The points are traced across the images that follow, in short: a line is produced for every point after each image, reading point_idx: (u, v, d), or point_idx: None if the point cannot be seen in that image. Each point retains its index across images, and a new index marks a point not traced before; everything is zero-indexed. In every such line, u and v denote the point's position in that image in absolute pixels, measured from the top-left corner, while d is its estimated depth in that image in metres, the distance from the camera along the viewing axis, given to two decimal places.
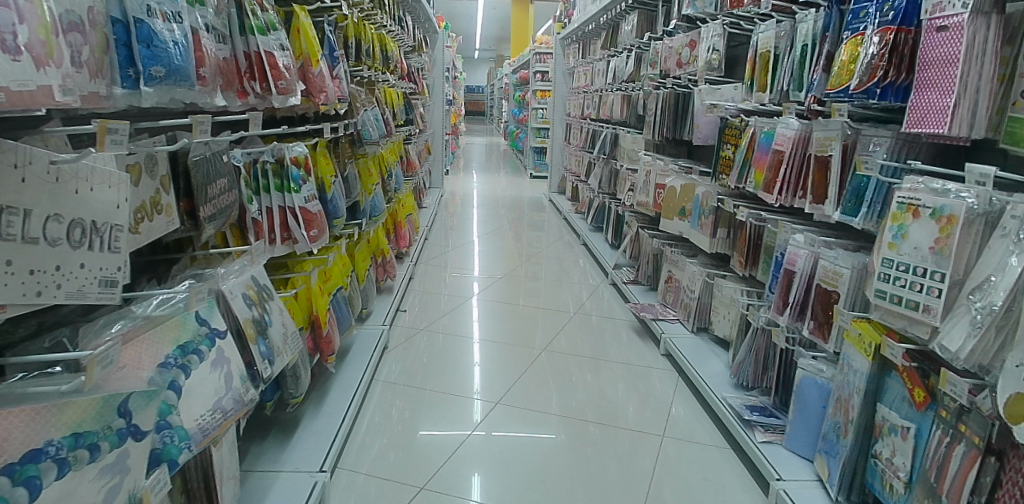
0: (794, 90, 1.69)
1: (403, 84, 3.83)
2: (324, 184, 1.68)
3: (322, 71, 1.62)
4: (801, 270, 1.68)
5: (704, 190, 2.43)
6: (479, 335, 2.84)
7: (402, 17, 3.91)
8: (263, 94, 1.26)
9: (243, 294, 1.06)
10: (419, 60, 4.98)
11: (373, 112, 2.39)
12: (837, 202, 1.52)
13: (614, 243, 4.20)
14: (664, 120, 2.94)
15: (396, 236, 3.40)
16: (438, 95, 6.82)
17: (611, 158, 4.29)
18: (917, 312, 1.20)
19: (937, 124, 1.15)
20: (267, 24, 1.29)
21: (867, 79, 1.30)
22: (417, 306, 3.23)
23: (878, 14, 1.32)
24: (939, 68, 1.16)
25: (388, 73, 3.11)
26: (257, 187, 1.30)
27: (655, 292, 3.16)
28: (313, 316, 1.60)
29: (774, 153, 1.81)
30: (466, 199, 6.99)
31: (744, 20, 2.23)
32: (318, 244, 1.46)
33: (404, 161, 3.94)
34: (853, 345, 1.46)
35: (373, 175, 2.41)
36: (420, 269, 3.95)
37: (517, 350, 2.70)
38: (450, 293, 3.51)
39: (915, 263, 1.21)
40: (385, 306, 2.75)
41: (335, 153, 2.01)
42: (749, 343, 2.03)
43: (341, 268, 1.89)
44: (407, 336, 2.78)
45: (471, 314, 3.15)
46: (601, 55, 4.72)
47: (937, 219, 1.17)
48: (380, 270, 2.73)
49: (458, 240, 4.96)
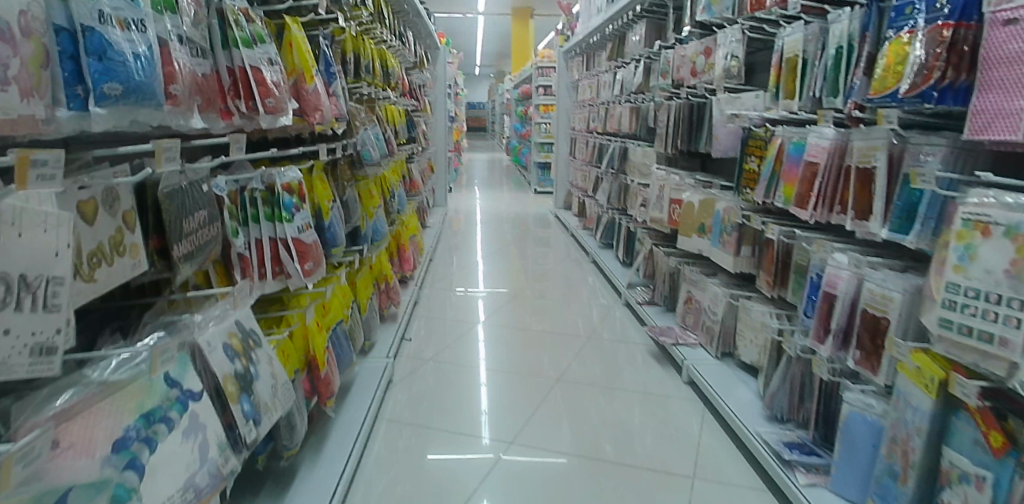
0: (828, 96, 1.56)
1: (405, 101, 3.74)
2: (321, 210, 1.55)
3: (317, 88, 1.49)
4: (843, 294, 1.55)
5: (726, 206, 2.30)
6: (487, 366, 2.68)
7: (404, 33, 3.84)
8: (250, 113, 1.13)
9: (225, 345, 0.94)
10: (421, 76, 4.90)
11: (373, 130, 2.27)
12: (884, 218, 1.38)
13: (626, 260, 4.06)
14: (679, 132, 2.82)
15: (400, 260, 3.27)
16: (440, 112, 6.74)
17: (620, 173, 4.17)
18: (993, 345, 1.05)
19: (1006, 130, 1.01)
20: (255, 36, 1.17)
21: (922, 81, 1.16)
22: (422, 334, 3.08)
23: (927, 10, 1.19)
24: (1006, 67, 1.02)
25: (389, 90, 3.01)
26: (245, 218, 1.18)
27: (672, 313, 3.01)
28: (310, 357, 1.47)
29: (806, 165, 1.68)
30: (471, 216, 6.87)
31: (766, 24, 2.11)
32: (314, 278, 1.32)
33: (406, 181, 3.83)
34: (910, 380, 1.31)
35: (375, 197, 2.29)
36: (425, 293, 3.82)
37: (528, 380, 2.54)
38: (456, 319, 3.36)
39: (987, 289, 1.06)
40: (389, 336, 2.62)
41: (332, 176, 1.88)
42: (783, 372, 1.89)
43: (341, 300, 1.77)
44: (411, 368, 2.63)
45: (478, 342, 3.00)
46: (608, 66, 4.61)
47: (1013, 238, 1.03)
48: (384, 296, 2.59)
49: (463, 260, 4.83)
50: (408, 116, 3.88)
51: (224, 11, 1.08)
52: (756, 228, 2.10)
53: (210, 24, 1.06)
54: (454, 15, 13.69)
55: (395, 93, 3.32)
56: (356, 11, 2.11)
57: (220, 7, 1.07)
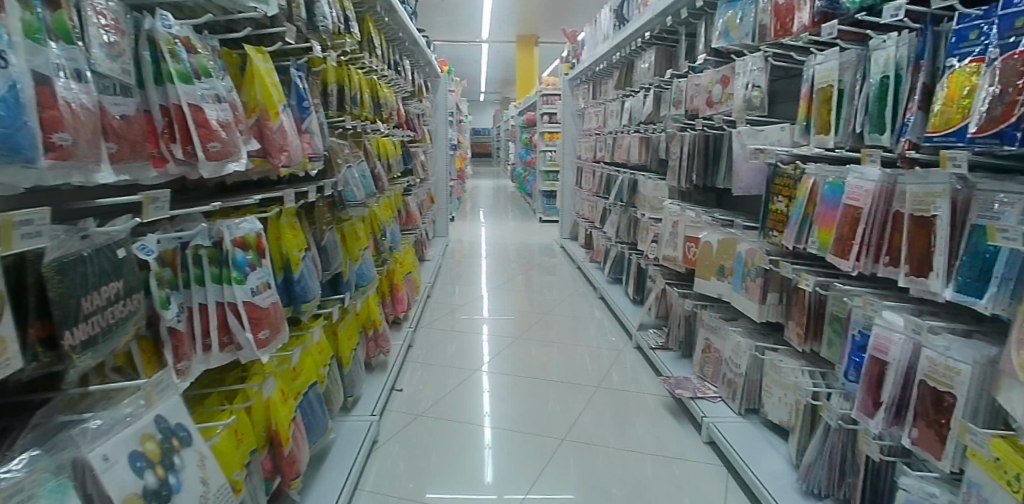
0: (871, 132, 1.41)
1: (401, 132, 3.63)
2: (290, 262, 1.51)
3: (285, 125, 1.40)
4: (896, 360, 1.36)
5: (749, 248, 2.13)
6: (486, 422, 2.47)
7: (400, 62, 3.76)
8: (188, 159, 1.00)
9: (134, 453, 0.80)
10: (419, 106, 4.79)
11: (358, 168, 2.25)
12: (947, 276, 1.19)
13: (636, 298, 3.85)
14: (693, 165, 2.66)
15: (392, 300, 3.18)
16: (442, 142, 6.65)
17: (629, 205, 4.01)
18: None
19: None
20: (198, 68, 1.05)
21: (1001, 119, 0.97)
22: (416, 382, 2.88)
23: (1001, 34, 1.00)
24: None
25: (381, 122, 2.89)
26: (186, 279, 1.09)
27: (688, 360, 2.80)
28: (271, 432, 1.38)
29: (845, 209, 1.53)
30: (473, 247, 6.72)
31: (794, 51, 1.97)
32: (269, 348, 1.22)
33: (401, 215, 3.70)
34: (985, 472, 1.11)
35: (362, 237, 2.27)
36: (420, 334, 3.62)
37: (530, 439, 2.32)
38: (452, 364, 3.15)
39: None
40: (376, 391, 2.48)
41: (310, 220, 1.87)
42: (821, 441, 1.68)
43: (313, 359, 1.73)
44: (401, 425, 2.42)
45: (478, 391, 2.78)
46: (615, 94, 4.48)
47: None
48: (372, 344, 2.61)
49: (466, 293, 4.65)
50: (404, 148, 3.77)
51: (156, 39, 0.96)
52: (786, 276, 1.92)
53: (139, 56, 0.93)
54: (460, 42, 13.78)
55: (389, 124, 3.21)
56: (337, 40, 2.01)
57: (152, 35, 0.96)
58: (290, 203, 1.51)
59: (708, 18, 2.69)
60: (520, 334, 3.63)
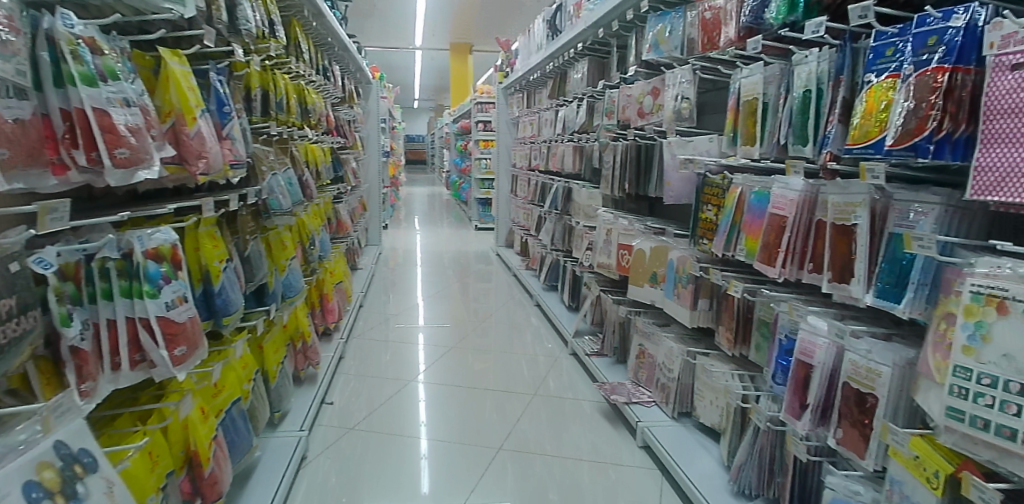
0: (794, 144, 1.46)
1: (330, 137, 3.48)
2: (209, 274, 1.40)
3: (203, 131, 1.33)
4: (821, 364, 1.41)
5: (680, 255, 2.18)
6: (421, 433, 2.37)
7: (329, 67, 3.60)
8: (92, 166, 0.95)
9: (31, 484, 0.73)
10: (350, 111, 4.63)
11: (282, 175, 2.12)
12: (868, 282, 1.24)
13: (571, 304, 3.86)
14: (625, 174, 2.70)
15: (322, 310, 3.02)
16: (373, 148, 6.47)
17: (563, 213, 4.03)
18: (1015, 443, 0.84)
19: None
20: (104, 71, 1.00)
21: (914, 132, 1.01)
22: (348, 395, 2.74)
23: (915, 52, 1.05)
24: (1014, 118, 0.83)
25: (309, 127, 2.76)
26: (92, 293, 1.00)
27: (623, 366, 2.82)
28: (190, 453, 1.31)
29: (770, 218, 1.58)
30: (407, 255, 6.56)
31: (721, 65, 2.04)
32: (186, 365, 1.15)
33: (330, 224, 3.54)
34: (906, 470, 1.14)
35: (288, 246, 2.15)
36: (352, 345, 3.46)
37: (467, 449, 2.25)
38: (385, 374, 3.02)
39: (1006, 376, 0.85)
40: (304, 405, 2.34)
41: (231, 228, 1.73)
42: (751, 442, 1.72)
43: (236, 374, 1.65)
44: (331, 440, 2.28)
45: (414, 401, 2.68)
46: (548, 104, 4.52)
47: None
48: (302, 356, 2.45)
49: (400, 302, 4.51)
50: (334, 155, 3.63)
51: (57, 40, 0.91)
52: (715, 282, 1.97)
53: (36, 57, 0.88)
54: (393, 49, 13.54)
55: (317, 131, 3.07)
56: (261, 44, 1.90)
57: (51, 35, 0.90)
58: (208, 213, 1.39)
59: (638, 31, 2.75)
60: (457, 342, 3.55)
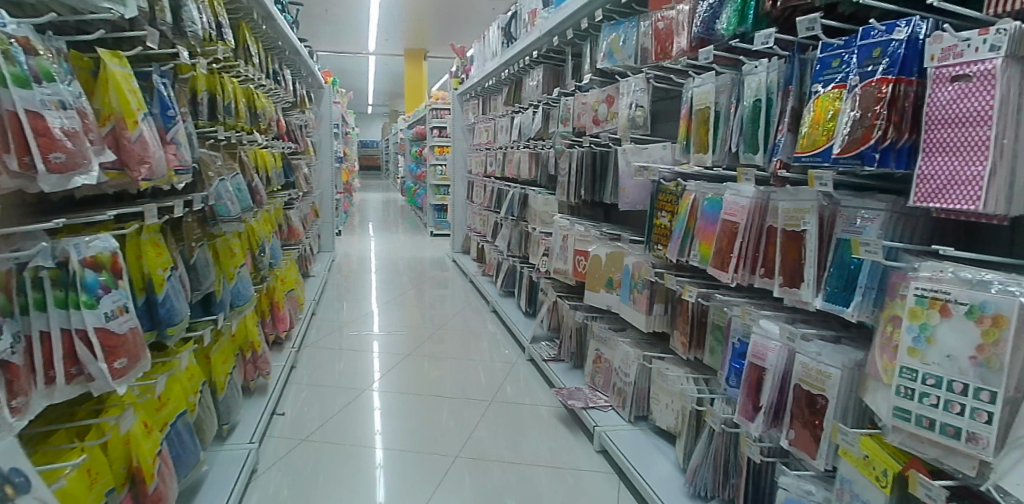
0: (746, 152, 1.49)
1: (281, 143, 3.37)
2: (152, 282, 1.34)
3: (146, 136, 1.27)
4: (773, 367, 1.44)
5: (635, 260, 2.20)
6: (376, 442, 2.29)
7: (280, 72, 3.49)
8: (25, 172, 0.87)
9: None
10: (301, 116, 4.50)
11: (229, 181, 2.03)
12: (817, 286, 1.27)
13: (528, 310, 3.85)
14: (581, 181, 2.72)
15: (273, 319, 2.91)
16: (326, 153, 6.31)
17: (520, 219, 4.02)
18: (959, 442, 0.83)
19: (962, 200, 0.84)
20: (38, 72, 0.93)
21: (860, 141, 1.04)
22: (300, 405, 2.64)
23: (861, 63, 1.09)
24: (953, 128, 0.86)
25: (258, 132, 2.66)
26: (24, 304, 0.95)
27: (580, 371, 2.82)
28: (132, 469, 1.25)
29: (723, 224, 1.61)
30: (361, 262, 6.41)
31: (674, 75, 2.08)
32: (126, 378, 1.10)
33: (282, 230, 3.41)
34: (857, 469, 1.17)
35: (237, 254, 2.07)
36: (305, 354, 3.34)
37: (424, 457, 2.19)
38: (339, 383, 2.92)
39: (949, 376, 0.85)
40: (254, 417, 2.24)
41: (176, 236, 1.68)
42: (706, 444, 1.74)
43: (182, 387, 1.57)
44: (282, 453, 2.19)
45: (369, 410, 2.61)
46: (504, 111, 4.52)
47: (977, 319, 0.83)
48: (250, 367, 2.37)
49: (354, 310, 4.39)
50: (284, 161, 3.51)
51: None
52: (670, 288, 1.99)
53: None
54: (346, 53, 13.29)
55: (267, 136, 2.97)
56: (207, 47, 1.82)
57: None
58: (151, 221, 1.32)
59: (592, 40, 2.79)
60: (414, 349, 3.48)
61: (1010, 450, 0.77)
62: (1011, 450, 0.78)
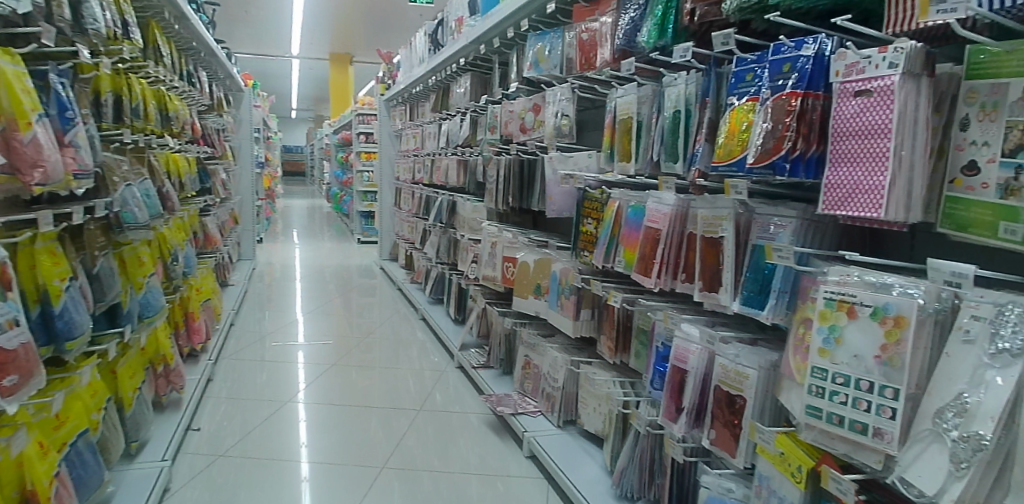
0: (666, 161, 1.53)
1: (195, 147, 3.17)
2: (48, 293, 1.19)
3: (41, 137, 1.13)
4: (694, 369, 1.47)
5: (562, 267, 2.21)
6: (300, 455, 2.17)
7: (194, 74, 3.27)
8: None
9: None
10: (218, 120, 4.25)
11: (138, 186, 1.88)
12: (734, 290, 1.32)
13: (457, 317, 3.79)
14: (508, 188, 2.71)
15: (188, 330, 2.73)
16: (246, 157, 5.98)
17: (448, 226, 3.96)
18: (866, 437, 0.87)
19: (866, 208, 0.89)
20: None
21: (773, 151, 1.09)
22: (218, 419, 2.46)
23: (772, 77, 1.14)
24: (858, 140, 0.91)
25: (169, 136, 2.48)
26: None
27: (509, 377, 2.80)
28: (26, 493, 1.09)
29: (646, 230, 1.64)
30: (285, 269, 6.09)
31: (598, 85, 2.12)
32: (16, 397, 0.97)
33: (197, 238, 3.18)
34: (773, 466, 1.20)
35: (146, 262, 1.91)
36: (222, 366, 3.12)
37: (350, 468, 2.09)
38: (261, 396, 2.75)
39: (856, 375, 0.89)
40: (166, 434, 2.06)
41: (76, 244, 1.51)
42: (632, 446, 1.76)
43: (83, 404, 1.40)
44: (199, 468, 2.04)
45: (293, 422, 2.46)
46: (431, 117, 4.46)
47: (880, 320, 0.87)
48: (161, 381, 2.20)
49: (277, 319, 4.15)
50: (198, 165, 3.28)
51: None
52: (597, 293, 2.02)
53: None
54: (268, 57, 12.71)
55: (179, 139, 2.76)
56: (111, 45, 1.67)
57: None
58: (46, 229, 1.17)
59: (518, 49, 2.79)
60: (341, 358, 3.34)
61: (912, 443, 0.81)
62: (912, 444, 0.82)
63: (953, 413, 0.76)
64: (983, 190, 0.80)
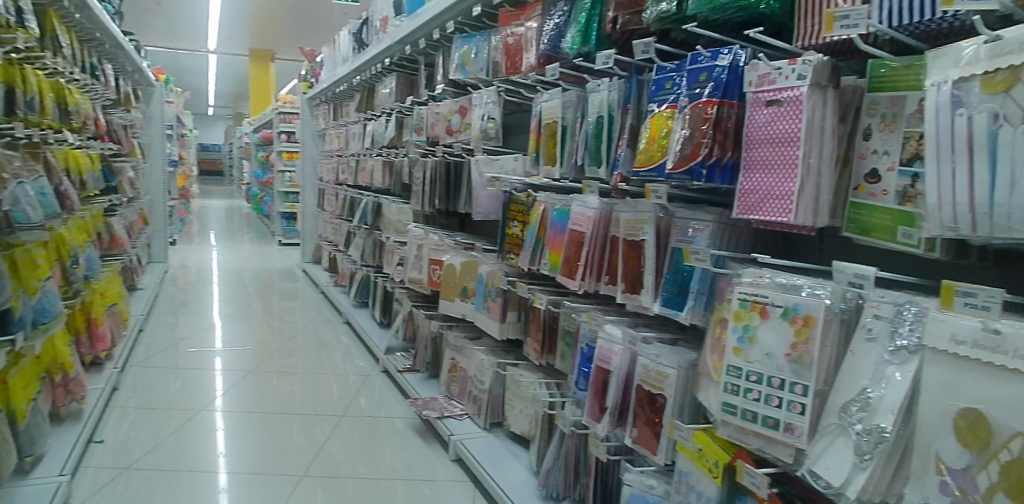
0: (590, 165, 1.55)
1: (98, 144, 2.92)
2: None
3: None
4: (617, 369, 1.50)
5: (489, 269, 2.19)
6: (218, 466, 2.02)
7: (98, 68, 3.00)
8: None
9: None
10: (127, 117, 3.93)
11: (33, 184, 1.69)
12: (655, 291, 1.35)
13: (382, 320, 3.66)
14: (434, 190, 2.65)
15: (89, 338, 2.49)
16: (156, 155, 5.54)
17: (373, 228, 3.83)
18: (778, 432, 0.91)
19: (778, 212, 0.93)
20: None
21: (690, 157, 1.12)
22: (126, 431, 2.26)
23: (690, 86, 1.17)
24: (770, 147, 0.95)
25: (69, 132, 2.27)
26: None
27: (436, 380, 2.74)
28: None
29: (570, 233, 1.65)
30: (201, 272, 5.67)
31: (523, 89, 2.13)
32: None
33: (101, 240, 2.91)
34: (691, 462, 1.24)
35: (41, 266, 1.75)
36: (130, 374, 2.86)
37: (269, 478, 1.96)
38: (173, 405, 2.53)
39: (768, 373, 0.93)
40: (64, 449, 1.87)
41: None
42: (558, 446, 1.76)
43: None
44: (102, 482, 1.87)
45: (209, 431, 2.29)
46: (356, 117, 4.31)
47: (790, 320, 0.91)
48: (60, 391, 1.99)
49: (192, 324, 3.86)
50: (103, 163, 3.06)
51: None
52: (522, 296, 2.01)
53: None
54: (181, 52, 11.89)
55: (79, 135, 2.51)
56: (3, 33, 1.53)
57: None
58: None
59: (445, 51, 2.75)
60: (260, 363, 3.14)
61: (820, 437, 0.85)
62: (819, 437, 0.86)
63: (857, 407, 0.80)
64: (884, 197, 0.86)
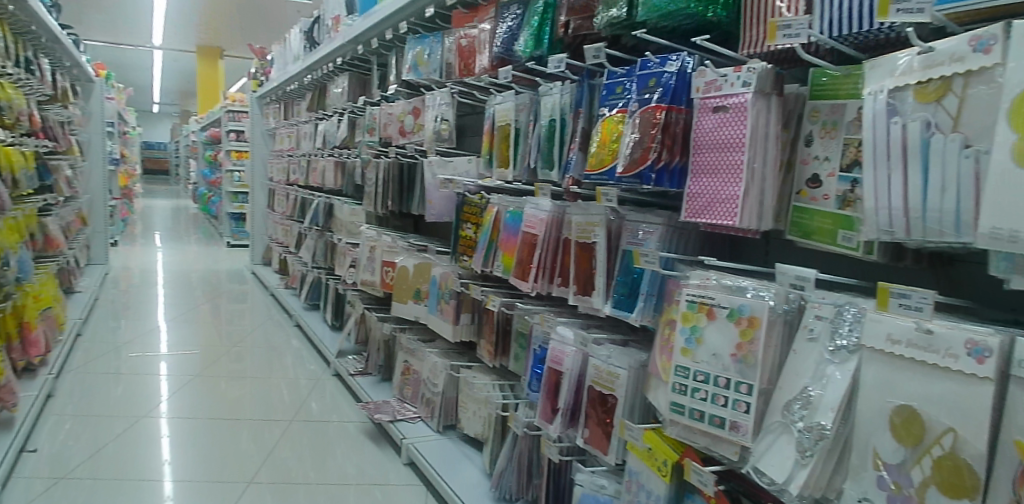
0: (542, 168, 1.55)
1: (32, 140, 2.75)
2: None
3: None
4: (569, 370, 1.50)
5: (442, 271, 2.16)
6: (163, 473, 1.91)
7: (32, 62, 2.81)
8: None
9: None
10: (65, 112, 3.69)
11: None
12: (606, 293, 1.36)
13: (334, 323, 3.56)
14: (387, 191, 2.60)
15: (21, 343, 2.34)
16: (98, 151, 5.23)
17: (325, 230, 3.72)
18: (723, 430, 0.93)
19: (724, 216, 0.95)
20: None
21: (639, 162, 1.13)
22: (66, 438, 2.12)
23: (640, 91, 1.19)
24: (717, 152, 0.97)
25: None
26: None
27: (388, 384, 2.68)
28: None
29: (523, 235, 1.65)
30: (145, 274, 5.37)
31: (476, 91, 2.11)
32: None
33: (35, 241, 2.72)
34: (641, 461, 1.25)
35: None
36: (67, 379, 2.68)
37: (214, 485, 1.87)
38: (113, 411, 2.38)
39: (715, 373, 0.95)
40: None
41: None
42: (511, 448, 1.75)
43: None
44: (36, 493, 1.74)
45: (154, 437, 2.17)
46: (307, 116, 4.18)
47: (736, 321, 0.93)
48: None
49: (135, 327, 3.64)
50: (37, 161, 2.89)
51: None
52: (476, 298, 1.99)
53: None
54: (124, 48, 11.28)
55: (13, 131, 2.34)
56: None
57: None
58: None
59: (398, 51, 2.70)
60: (206, 367, 3.00)
61: (764, 434, 0.88)
62: (762, 434, 0.89)
63: (799, 406, 0.83)
64: (825, 201, 0.90)
